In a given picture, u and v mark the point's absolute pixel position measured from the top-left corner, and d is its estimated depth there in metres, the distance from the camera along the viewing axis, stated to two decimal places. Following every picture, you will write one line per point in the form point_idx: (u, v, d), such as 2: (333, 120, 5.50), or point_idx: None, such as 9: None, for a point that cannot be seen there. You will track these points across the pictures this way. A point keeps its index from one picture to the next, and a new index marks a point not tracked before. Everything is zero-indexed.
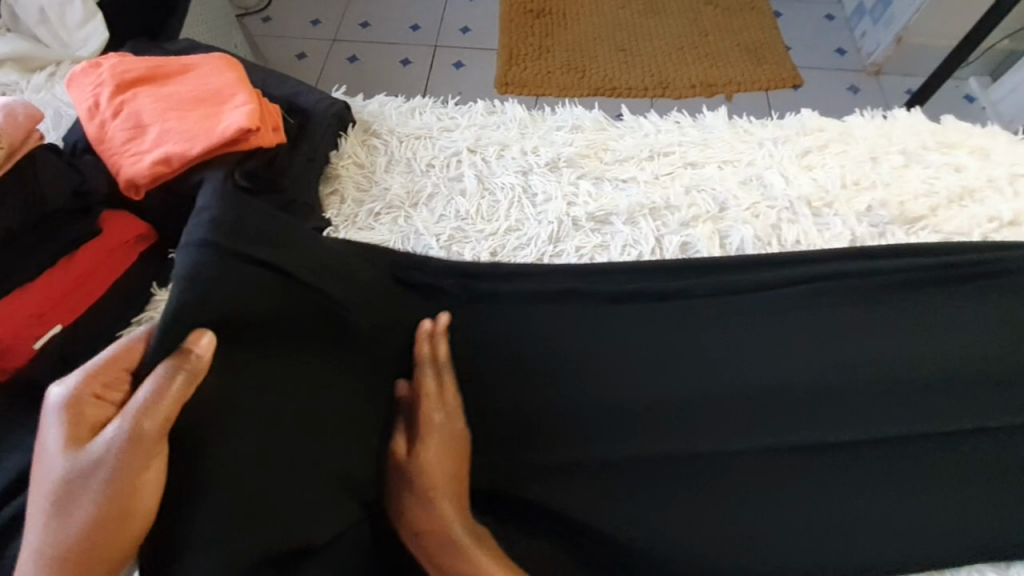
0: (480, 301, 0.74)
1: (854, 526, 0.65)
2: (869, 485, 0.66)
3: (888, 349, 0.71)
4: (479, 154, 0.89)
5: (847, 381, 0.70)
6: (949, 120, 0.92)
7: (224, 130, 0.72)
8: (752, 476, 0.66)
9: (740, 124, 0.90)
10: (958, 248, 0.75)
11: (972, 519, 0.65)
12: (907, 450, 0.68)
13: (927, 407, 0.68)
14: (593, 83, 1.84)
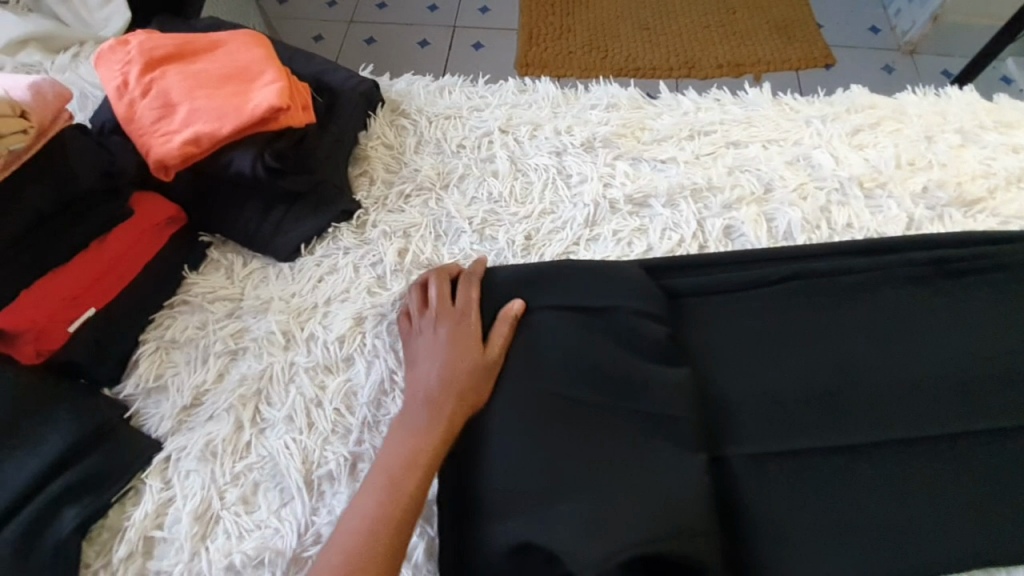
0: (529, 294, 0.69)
1: (927, 524, 0.58)
2: (939, 479, 0.60)
3: (955, 340, 0.67)
4: (511, 134, 0.86)
5: (916, 373, 0.65)
6: (1006, 98, 0.87)
7: (255, 109, 0.70)
8: (814, 471, 0.61)
9: (785, 102, 0.86)
10: (1020, 237, 0.71)
11: None
12: (989, 447, 0.62)
13: (992, 401, 0.64)
14: (617, 63, 1.79)
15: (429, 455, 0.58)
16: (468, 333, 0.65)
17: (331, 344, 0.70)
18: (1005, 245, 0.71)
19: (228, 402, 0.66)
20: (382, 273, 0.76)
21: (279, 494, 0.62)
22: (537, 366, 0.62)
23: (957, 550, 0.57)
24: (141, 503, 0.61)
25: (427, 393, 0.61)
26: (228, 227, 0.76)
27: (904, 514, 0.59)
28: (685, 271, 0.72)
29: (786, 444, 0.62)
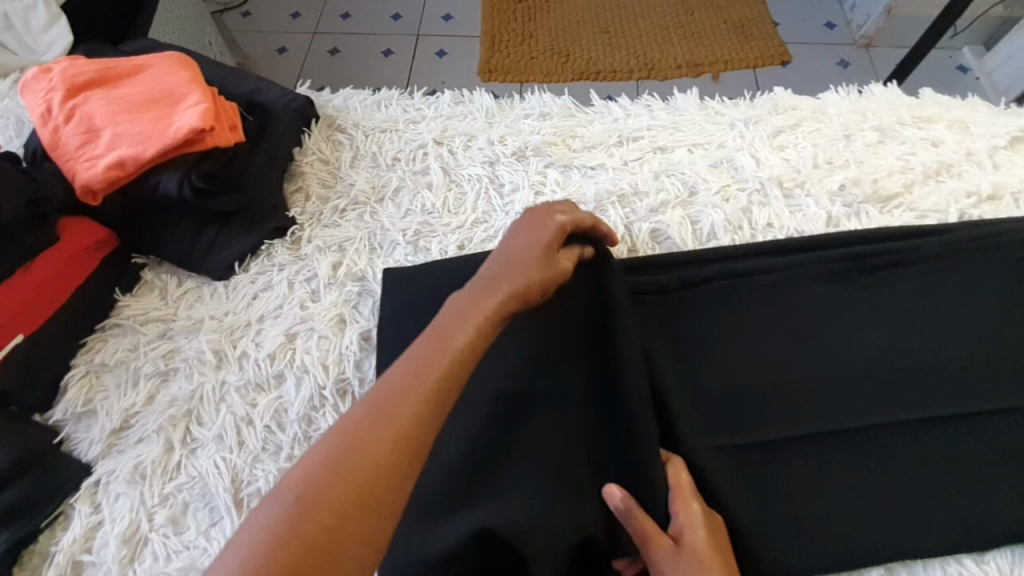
0: None
1: (844, 516, 0.59)
2: (859, 474, 0.61)
3: (882, 331, 0.68)
4: (445, 145, 0.88)
5: (840, 366, 0.66)
6: (927, 94, 0.89)
7: (177, 131, 0.71)
8: (748, 472, 0.61)
9: (711, 105, 0.88)
10: (935, 231, 0.73)
11: (964, 507, 0.59)
12: (909, 434, 0.62)
13: (917, 392, 0.64)
14: (578, 67, 1.81)
15: (388, 421, 0.47)
16: (531, 243, 0.63)
17: (262, 361, 0.70)
18: (920, 239, 0.72)
19: (158, 424, 0.66)
20: (316, 288, 0.77)
21: (208, 513, 0.63)
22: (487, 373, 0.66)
23: (874, 542, 0.58)
24: (70, 529, 0.62)
25: (495, 265, 0.61)
26: (160, 249, 0.77)
27: (825, 506, 0.59)
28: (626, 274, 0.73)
29: (716, 440, 0.62)
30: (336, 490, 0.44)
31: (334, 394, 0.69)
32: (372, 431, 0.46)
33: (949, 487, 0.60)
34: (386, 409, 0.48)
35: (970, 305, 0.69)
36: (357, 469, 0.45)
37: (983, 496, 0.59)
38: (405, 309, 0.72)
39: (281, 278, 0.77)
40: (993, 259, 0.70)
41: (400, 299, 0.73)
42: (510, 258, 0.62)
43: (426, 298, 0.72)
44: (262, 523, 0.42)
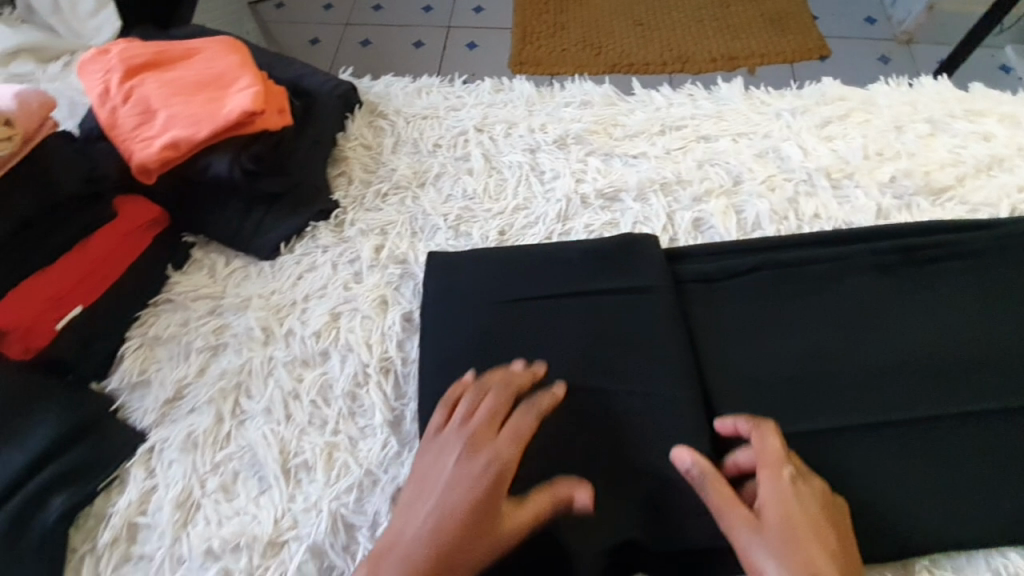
0: (505, 290, 0.72)
1: (890, 509, 0.58)
2: (906, 468, 0.60)
3: (935, 324, 0.66)
4: (486, 132, 0.88)
5: (891, 358, 0.65)
6: (980, 86, 0.86)
7: (230, 114, 0.73)
8: None
9: (756, 95, 0.87)
10: (990, 225, 0.71)
11: (1013, 504, 0.58)
12: (963, 429, 0.61)
13: (967, 387, 0.63)
14: (611, 60, 1.79)
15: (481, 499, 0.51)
16: (452, 500, 0.51)
17: (307, 339, 0.72)
18: (972, 233, 0.71)
19: (209, 395, 0.69)
20: (359, 270, 0.78)
21: (258, 482, 0.65)
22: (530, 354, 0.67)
23: (924, 535, 0.57)
24: (126, 492, 0.65)
25: (441, 503, 0.52)
26: (209, 228, 0.79)
27: (875, 498, 0.58)
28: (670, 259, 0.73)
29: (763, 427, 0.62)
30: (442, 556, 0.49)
31: (378, 372, 0.70)
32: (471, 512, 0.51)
33: (1000, 484, 0.58)
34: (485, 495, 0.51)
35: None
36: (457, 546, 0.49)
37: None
38: (447, 291, 0.73)
39: (327, 259, 0.79)
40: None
41: (442, 282, 0.74)
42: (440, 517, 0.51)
43: (467, 282, 0.73)
44: None
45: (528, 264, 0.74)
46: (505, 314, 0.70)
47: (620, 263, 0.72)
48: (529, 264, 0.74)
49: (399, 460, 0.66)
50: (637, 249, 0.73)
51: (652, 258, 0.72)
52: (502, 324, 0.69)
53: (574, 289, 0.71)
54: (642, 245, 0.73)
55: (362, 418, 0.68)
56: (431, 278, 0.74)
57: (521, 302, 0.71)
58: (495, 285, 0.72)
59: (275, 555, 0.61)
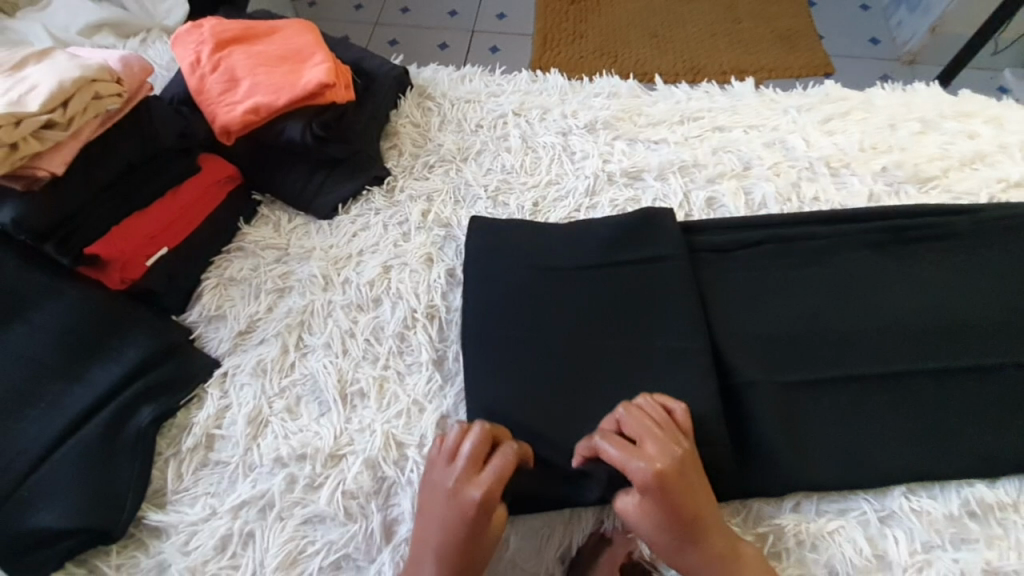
0: (541, 250, 0.81)
1: (870, 446, 0.67)
2: (885, 412, 0.69)
3: (919, 294, 0.76)
4: (523, 116, 0.98)
5: (879, 322, 0.74)
6: (968, 93, 0.96)
7: (306, 85, 0.83)
8: (787, 404, 0.69)
9: (767, 94, 0.97)
10: (971, 210, 0.80)
11: (977, 445, 0.66)
12: (940, 381, 0.70)
13: (943, 346, 0.72)
14: (628, 67, 1.91)
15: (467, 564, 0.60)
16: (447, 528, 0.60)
17: (362, 286, 0.81)
18: (954, 217, 0.80)
19: (276, 329, 0.78)
20: (407, 230, 0.88)
21: (318, 405, 0.73)
22: (563, 303, 0.76)
23: (904, 468, 0.66)
24: (205, 407, 0.73)
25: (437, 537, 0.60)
26: (277, 187, 0.89)
27: (861, 437, 0.67)
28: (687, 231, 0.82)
29: (767, 375, 0.71)
30: None
31: (424, 316, 0.79)
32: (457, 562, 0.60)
33: (967, 427, 0.67)
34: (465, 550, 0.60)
35: (999, 276, 0.76)
36: None
37: (1003, 436, 0.67)
38: (487, 248, 0.81)
39: (379, 221, 0.88)
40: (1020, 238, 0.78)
41: (484, 241, 0.82)
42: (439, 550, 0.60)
43: (507, 240, 0.82)
44: None
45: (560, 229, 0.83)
46: (540, 269, 0.79)
47: (644, 234, 0.80)
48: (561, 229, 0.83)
49: (444, 391, 0.75)
50: (658, 223, 0.81)
51: (671, 230, 0.80)
52: (537, 277, 0.79)
53: (605, 252, 0.80)
54: (666, 220, 0.81)
55: (410, 356, 0.77)
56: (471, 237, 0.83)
57: (554, 261, 0.80)
58: (532, 245, 0.81)
59: (334, 466, 0.69)
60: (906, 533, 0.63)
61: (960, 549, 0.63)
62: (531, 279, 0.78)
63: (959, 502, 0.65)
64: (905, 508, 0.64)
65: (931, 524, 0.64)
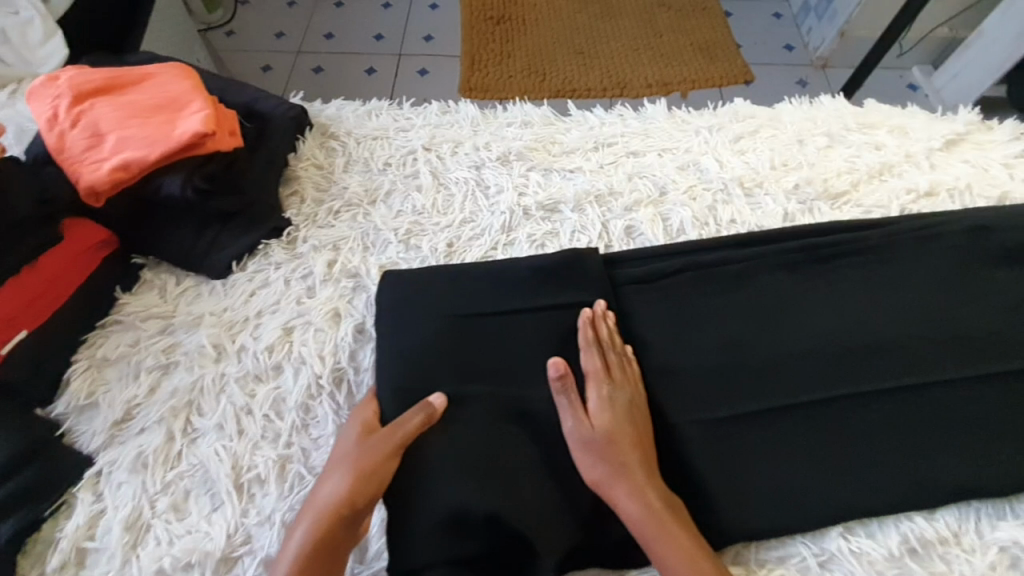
0: (454, 298, 0.74)
1: (802, 482, 0.64)
2: (816, 444, 0.66)
3: (842, 313, 0.74)
4: (434, 151, 0.93)
5: (804, 345, 0.72)
6: (871, 102, 0.98)
7: (182, 135, 0.75)
8: (715, 447, 0.66)
9: (678, 115, 0.96)
10: (881, 224, 0.81)
11: (910, 472, 0.65)
12: (869, 404, 0.68)
13: (867, 369, 0.70)
14: (556, 85, 1.89)
15: (367, 486, 0.61)
16: (359, 449, 0.63)
17: (260, 354, 0.74)
18: (864, 232, 0.80)
19: (159, 415, 0.69)
20: (312, 285, 0.81)
21: (210, 499, 0.66)
22: (482, 351, 0.70)
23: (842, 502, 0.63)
24: (73, 516, 0.64)
25: (347, 455, 0.63)
26: (160, 249, 0.80)
27: (791, 475, 0.65)
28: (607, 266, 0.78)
29: (699, 413, 0.67)
30: (328, 541, 0.58)
31: (331, 382, 0.73)
32: (362, 483, 0.61)
33: (898, 453, 0.66)
34: (366, 478, 0.61)
35: (916, 288, 0.76)
36: (343, 529, 0.59)
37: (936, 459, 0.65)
38: (393, 304, 0.74)
39: (281, 277, 0.81)
40: (932, 248, 0.78)
41: (392, 294, 0.75)
42: (343, 467, 0.62)
43: (417, 292, 0.75)
44: (287, 552, 0.58)
45: (474, 273, 0.77)
46: (454, 318, 0.73)
47: (563, 278, 0.76)
48: (475, 273, 0.77)
49: None
50: (578, 264, 0.77)
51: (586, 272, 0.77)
52: (449, 327, 0.72)
53: (524, 297, 0.74)
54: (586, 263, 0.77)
55: (315, 429, 0.70)
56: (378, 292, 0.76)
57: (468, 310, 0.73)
58: (441, 294, 0.75)
59: (227, 570, 0.62)
60: None
61: None
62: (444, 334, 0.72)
63: (898, 539, 0.62)
64: (844, 549, 0.62)
65: (872, 565, 0.61)
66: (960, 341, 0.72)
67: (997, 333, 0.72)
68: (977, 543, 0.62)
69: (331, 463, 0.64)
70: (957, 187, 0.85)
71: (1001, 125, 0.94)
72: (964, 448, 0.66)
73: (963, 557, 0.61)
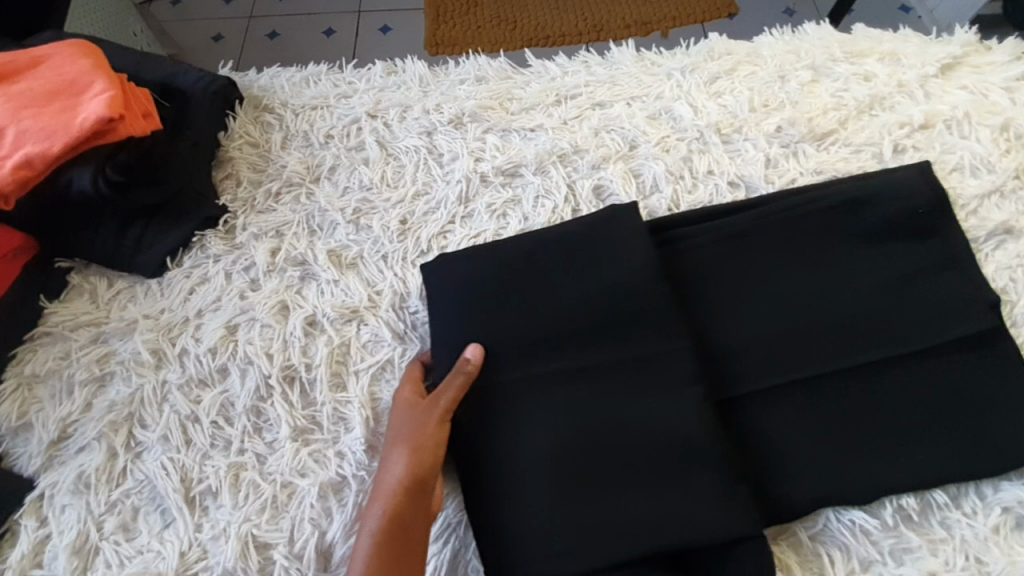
0: (485, 285, 0.66)
1: (785, 464, 0.59)
2: (796, 424, 0.60)
3: (783, 295, 0.66)
4: (380, 118, 0.85)
5: (734, 334, 0.64)
6: (860, 27, 0.89)
7: (85, 121, 0.66)
8: (684, 441, 0.57)
9: (648, 57, 0.87)
10: (877, 173, 0.71)
11: (907, 445, 0.58)
12: (813, 393, 0.61)
13: (857, 339, 0.63)
14: (527, 34, 1.75)
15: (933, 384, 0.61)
16: (885, 340, 0.62)
17: (202, 357, 0.68)
18: (849, 179, 0.71)
19: (98, 430, 0.64)
20: (255, 277, 0.74)
21: (161, 515, 0.62)
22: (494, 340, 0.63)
23: (810, 498, 0.57)
24: (18, 545, 0.60)
25: (934, 342, 0.62)
26: (85, 251, 0.73)
27: (776, 460, 0.59)
28: (489, 256, 0.68)
29: (627, 423, 0.59)
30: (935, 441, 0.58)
31: (281, 381, 0.67)
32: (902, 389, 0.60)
33: (891, 427, 0.59)
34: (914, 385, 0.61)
35: (851, 257, 0.67)
36: (914, 434, 0.59)
37: (899, 449, 0.58)
38: (476, 275, 0.67)
39: (220, 271, 0.74)
40: (872, 208, 0.68)
41: (473, 267, 0.68)
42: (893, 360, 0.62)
43: (491, 277, 0.67)
44: (940, 454, 0.58)
45: (480, 255, 0.68)
46: (491, 308, 0.65)
47: (528, 265, 0.67)
48: (476, 253, 0.69)
49: (317, 464, 0.63)
50: (528, 248, 0.68)
51: (476, 269, 0.67)
52: (507, 316, 0.64)
53: (497, 274, 0.67)
54: (468, 262, 0.68)
55: (268, 433, 0.65)
56: (469, 255, 0.69)
57: (495, 293, 0.66)
58: (489, 283, 0.66)
59: None
60: (842, 551, 0.57)
61: (902, 562, 0.56)
62: (499, 327, 0.64)
63: (892, 507, 0.58)
64: (834, 523, 0.58)
65: (867, 538, 0.57)
66: (915, 310, 0.64)
67: (944, 297, 0.64)
68: (978, 506, 0.58)
69: (923, 358, 0.62)
70: (955, 117, 0.77)
71: (1002, 44, 0.85)
72: (938, 427, 0.59)
73: (964, 521, 0.57)
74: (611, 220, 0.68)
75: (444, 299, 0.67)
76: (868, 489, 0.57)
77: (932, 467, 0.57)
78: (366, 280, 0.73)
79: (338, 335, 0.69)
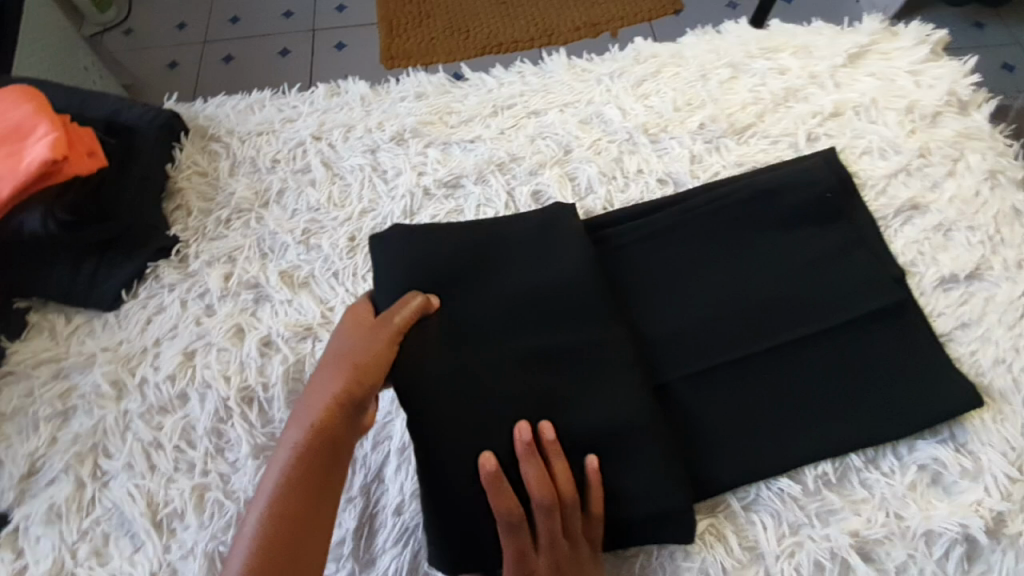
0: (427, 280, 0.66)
1: (710, 443, 0.63)
2: (719, 404, 0.64)
3: (705, 283, 0.70)
4: (324, 140, 0.87)
5: (660, 324, 0.68)
6: (777, 23, 0.94)
7: (29, 166, 0.68)
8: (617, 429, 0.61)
9: (578, 64, 0.91)
10: (788, 164, 0.76)
11: (820, 417, 0.63)
12: (735, 374, 0.65)
13: (771, 321, 0.67)
14: (479, 42, 1.79)
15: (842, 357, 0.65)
16: (798, 320, 0.67)
17: (162, 384, 0.70)
18: (763, 171, 0.76)
19: (65, 463, 0.66)
20: (210, 303, 0.76)
21: (131, 539, 0.64)
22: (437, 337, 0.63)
23: (731, 474, 0.62)
24: None
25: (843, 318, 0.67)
26: (40, 290, 0.75)
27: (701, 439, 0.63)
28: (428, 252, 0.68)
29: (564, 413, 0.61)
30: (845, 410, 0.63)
31: (239, 402, 0.69)
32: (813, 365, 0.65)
33: (804, 400, 0.64)
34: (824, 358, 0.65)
35: (766, 244, 0.71)
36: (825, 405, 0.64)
37: (811, 421, 0.63)
38: (418, 268, 0.67)
39: (174, 299, 0.76)
40: (784, 198, 0.73)
41: (415, 261, 0.67)
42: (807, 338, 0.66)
43: (433, 272, 0.67)
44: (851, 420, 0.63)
45: (423, 250, 0.68)
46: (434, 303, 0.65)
47: (469, 260, 0.68)
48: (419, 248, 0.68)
49: None
50: (468, 244, 0.69)
51: (417, 263, 0.67)
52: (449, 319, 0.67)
53: (441, 270, 0.67)
54: (406, 257, 0.67)
55: (231, 452, 0.67)
56: (408, 250, 0.68)
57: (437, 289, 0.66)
58: (431, 279, 0.66)
59: None
60: (773, 517, 0.61)
61: (828, 523, 0.61)
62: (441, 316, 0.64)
63: (814, 472, 0.63)
64: (765, 490, 0.62)
65: (795, 503, 0.62)
66: (825, 291, 0.68)
67: (850, 277, 0.69)
68: (896, 466, 0.63)
69: (834, 333, 0.66)
70: (862, 104, 0.82)
71: (907, 29, 0.90)
72: (847, 396, 0.64)
73: (882, 480, 0.62)
74: (548, 222, 0.72)
75: (384, 299, 0.66)
76: (785, 459, 0.62)
77: (842, 435, 0.62)
78: (319, 298, 0.76)
79: (293, 352, 0.72)
